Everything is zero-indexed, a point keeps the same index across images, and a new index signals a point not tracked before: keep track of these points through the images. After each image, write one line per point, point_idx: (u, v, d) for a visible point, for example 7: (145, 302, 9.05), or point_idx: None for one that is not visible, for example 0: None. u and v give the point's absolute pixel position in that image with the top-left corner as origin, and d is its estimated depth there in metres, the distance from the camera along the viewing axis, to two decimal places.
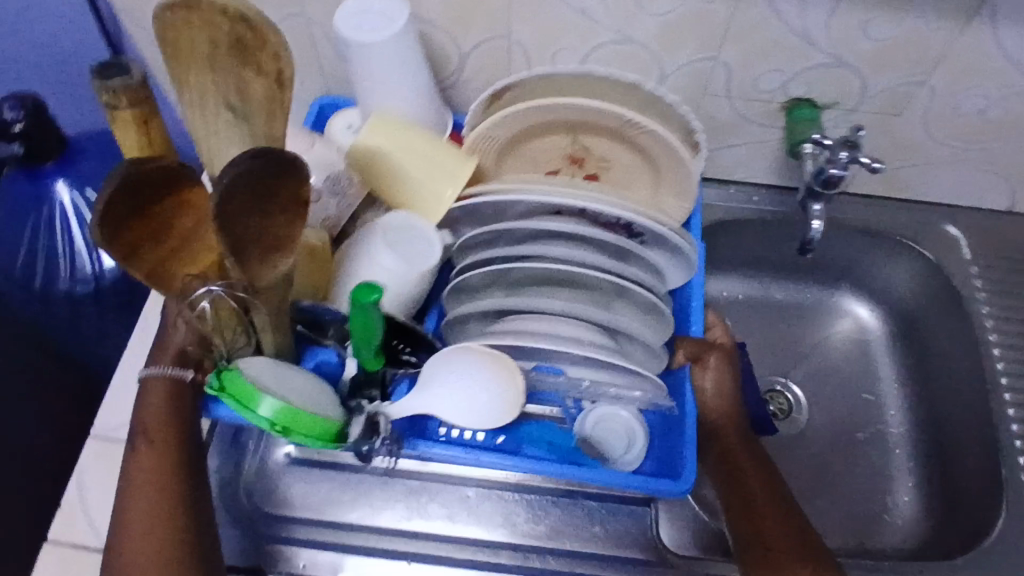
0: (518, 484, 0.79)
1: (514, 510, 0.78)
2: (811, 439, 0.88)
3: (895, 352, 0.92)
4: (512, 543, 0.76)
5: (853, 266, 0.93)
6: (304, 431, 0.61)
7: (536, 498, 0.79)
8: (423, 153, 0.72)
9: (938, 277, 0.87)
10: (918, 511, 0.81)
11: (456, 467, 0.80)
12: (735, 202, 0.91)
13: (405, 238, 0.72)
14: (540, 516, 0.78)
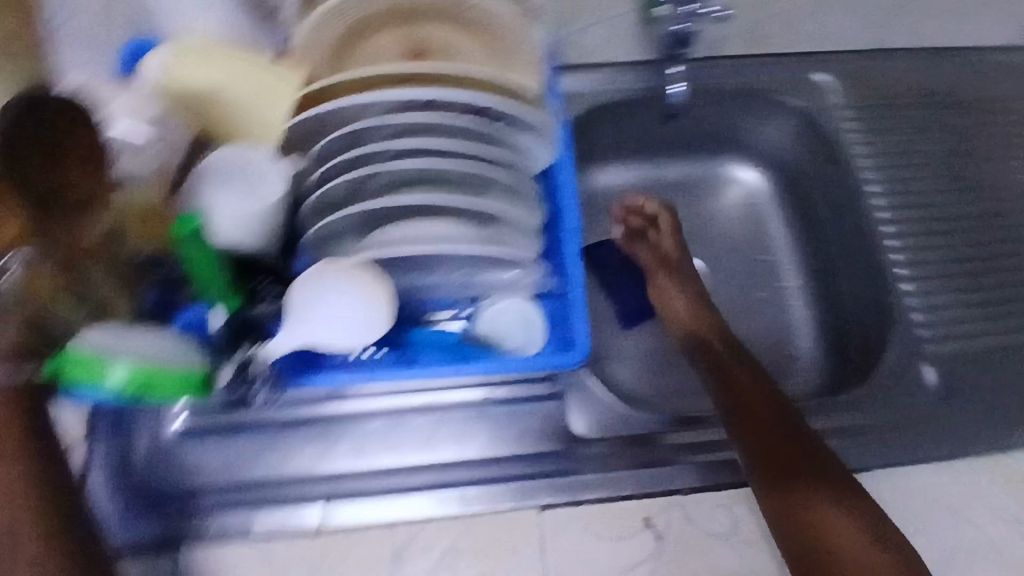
0: (427, 406, 0.68)
1: (428, 433, 0.67)
2: (712, 306, 0.90)
3: (783, 211, 0.94)
4: (430, 465, 0.65)
5: (736, 130, 0.91)
6: (169, 390, 0.49)
7: (450, 415, 0.68)
8: (233, 67, 0.58)
9: (813, 126, 0.86)
10: (819, 357, 0.85)
11: (359, 401, 0.68)
12: (611, 84, 0.82)
13: (239, 174, 0.56)
14: (456, 431, 0.67)
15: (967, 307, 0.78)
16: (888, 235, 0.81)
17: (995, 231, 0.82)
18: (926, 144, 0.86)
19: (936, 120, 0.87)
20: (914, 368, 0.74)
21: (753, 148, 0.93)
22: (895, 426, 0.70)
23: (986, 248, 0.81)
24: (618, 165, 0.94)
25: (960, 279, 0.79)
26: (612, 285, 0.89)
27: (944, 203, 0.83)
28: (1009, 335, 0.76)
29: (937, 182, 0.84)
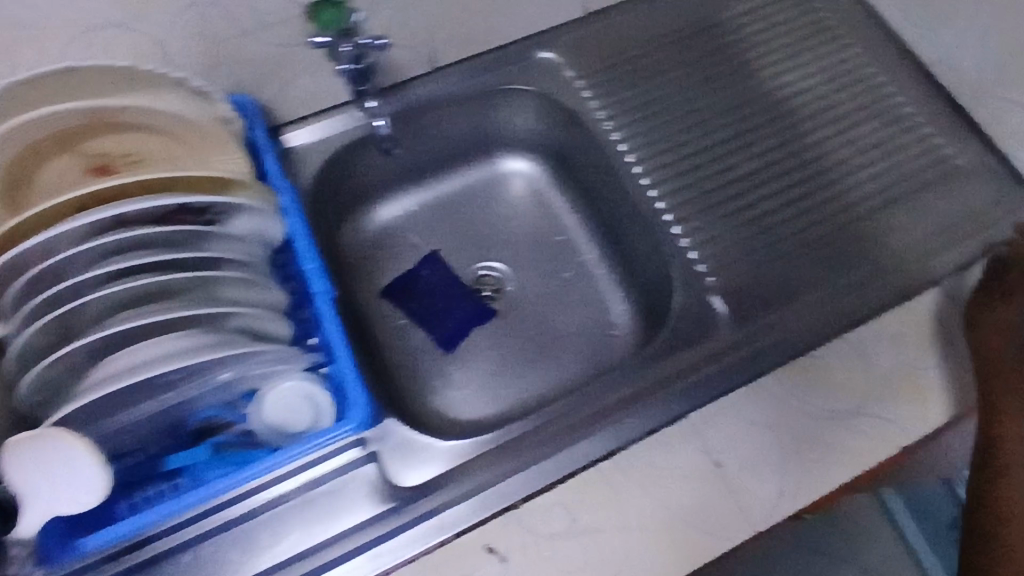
0: (245, 514, 0.65)
1: (253, 541, 0.64)
2: (524, 304, 0.90)
3: (563, 190, 0.94)
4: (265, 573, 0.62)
5: (489, 129, 0.91)
6: None
7: (271, 515, 0.65)
8: None
9: (551, 103, 0.87)
10: (633, 317, 0.87)
11: (170, 537, 0.63)
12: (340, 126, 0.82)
13: None
14: (281, 530, 0.65)
15: (736, 231, 0.80)
16: (649, 187, 0.82)
17: (745, 149, 0.85)
18: (662, 89, 0.88)
19: (663, 62, 0.90)
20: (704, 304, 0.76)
21: (512, 140, 0.94)
22: (700, 366, 0.73)
23: (741, 168, 0.84)
24: (394, 197, 0.92)
25: (725, 205, 0.81)
26: (423, 314, 0.88)
27: (692, 138, 0.85)
28: (779, 245, 0.79)
29: (681, 120, 0.86)
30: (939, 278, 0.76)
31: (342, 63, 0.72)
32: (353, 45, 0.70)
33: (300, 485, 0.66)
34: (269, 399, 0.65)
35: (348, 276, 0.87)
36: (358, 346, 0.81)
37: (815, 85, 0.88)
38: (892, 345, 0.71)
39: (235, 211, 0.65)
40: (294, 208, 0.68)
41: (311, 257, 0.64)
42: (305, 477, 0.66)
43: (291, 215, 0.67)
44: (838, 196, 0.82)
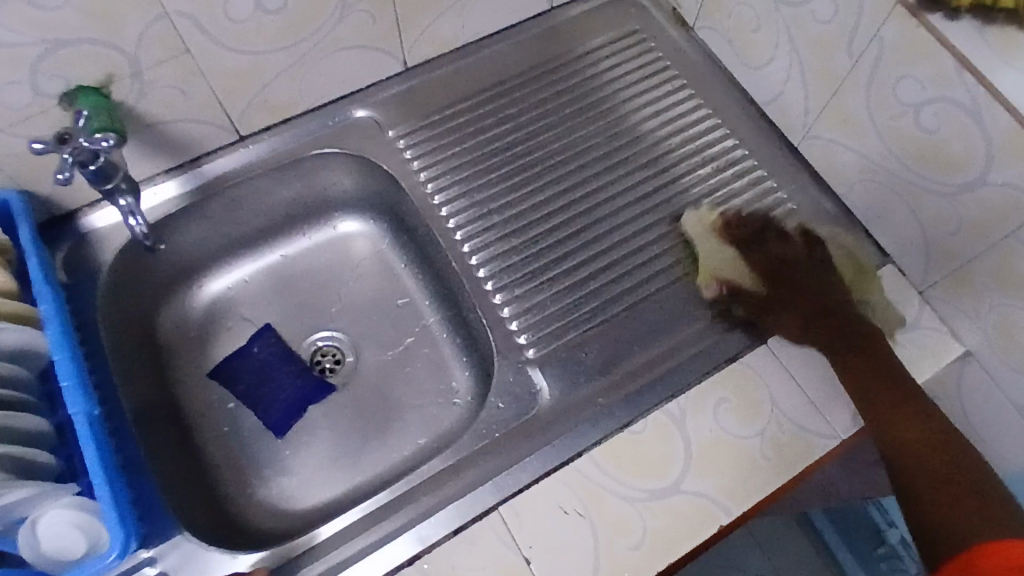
0: None
1: None
2: (362, 375, 0.85)
3: (402, 250, 0.90)
4: None
5: (315, 192, 0.88)
6: None
7: None
8: None
9: (369, 165, 0.84)
10: (473, 385, 0.83)
11: None
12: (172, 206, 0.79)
13: None
14: None
15: (563, 296, 0.77)
16: (471, 254, 0.79)
17: (577, 202, 0.82)
18: (493, 143, 0.84)
19: (493, 111, 0.86)
20: (524, 377, 0.73)
21: (344, 201, 0.90)
22: (515, 448, 0.69)
23: (572, 223, 0.80)
24: (221, 270, 0.88)
25: (553, 267, 0.78)
26: (252, 396, 0.83)
27: (520, 195, 0.82)
28: (608, 306, 0.76)
29: (511, 175, 0.83)
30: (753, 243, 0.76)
31: (67, 174, 0.60)
32: (74, 149, 0.61)
33: None
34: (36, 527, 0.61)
35: (169, 361, 0.82)
36: (171, 442, 0.76)
37: (651, 127, 0.85)
38: (713, 414, 0.68)
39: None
40: (56, 316, 0.64)
41: (65, 373, 0.62)
42: None
43: (50, 323, 0.64)
44: (673, 249, 0.79)
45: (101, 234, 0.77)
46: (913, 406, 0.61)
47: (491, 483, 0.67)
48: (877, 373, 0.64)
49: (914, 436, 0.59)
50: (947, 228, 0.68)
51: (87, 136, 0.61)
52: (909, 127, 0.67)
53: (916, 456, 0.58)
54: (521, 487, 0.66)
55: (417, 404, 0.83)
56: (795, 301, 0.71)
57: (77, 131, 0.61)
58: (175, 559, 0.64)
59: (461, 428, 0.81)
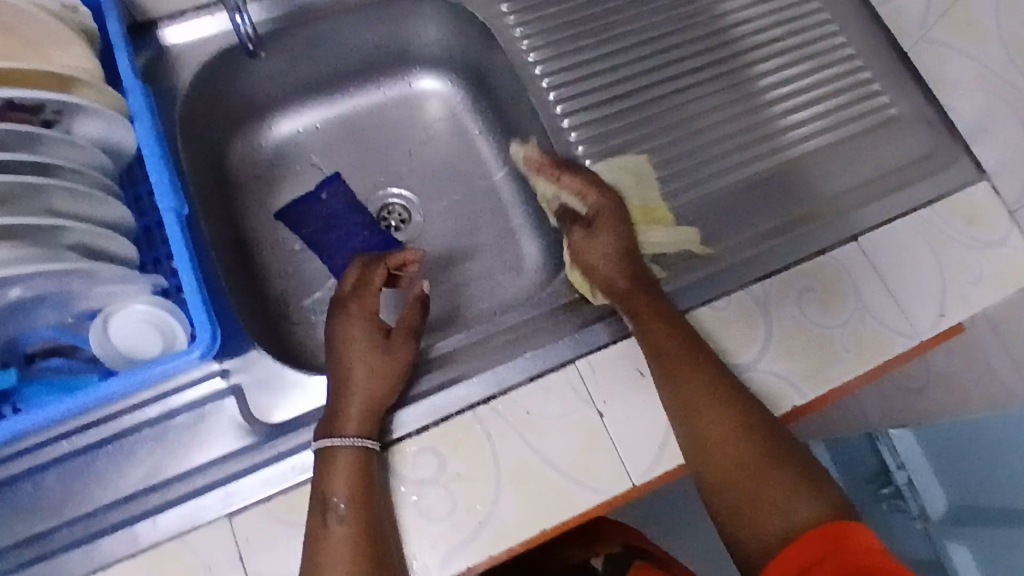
0: (100, 440, 0.61)
1: (103, 469, 0.60)
2: (429, 233, 0.84)
3: (480, 115, 0.87)
4: (118, 500, 0.59)
5: (398, 39, 0.84)
6: None
7: (123, 442, 0.61)
8: None
9: (462, 15, 0.80)
10: (543, 254, 0.82)
11: (22, 457, 0.60)
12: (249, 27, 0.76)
13: None
14: (134, 458, 0.61)
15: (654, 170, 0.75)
16: (561, 117, 0.77)
17: (673, 81, 0.79)
18: (592, 11, 0.81)
19: None
20: None
21: (426, 55, 0.87)
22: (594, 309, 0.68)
23: (664, 101, 0.78)
24: (295, 110, 0.85)
25: (642, 143, 0.76)
26: (319, 242, 0.81)
27: (614, 65, 0.79)
28: (698, 186, 0.74)
29: (607, 45, 0.80)
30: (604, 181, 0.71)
31: None
32: None
33: (157, 411, 0.62)
34: (116, 318, 0.59)
35: (238, 192, 0.81)
36: (238, 270, 0.75)
37: (756, 15, 0.82)
38: (798, 302, 0.67)
39: (76, 116, 0.59)
40: (146, 110, 0.62)
41: (156, 168, 0.60)
42: (162, 401, 0.62)
43: (141, 119, 0.61)
44: (768, 138, 0.77)
45: (185, 47, 0.75)
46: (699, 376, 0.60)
47: (570, 339, 0.66)
48: (655, 323, 0.63)
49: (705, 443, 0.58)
50: None
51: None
52: None
53: (724, 455, 0.57)
54: (601, 345, 0.65)
55: (484, 270, 0.82)
56: (623, 250, 0.68)
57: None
58: (249, 375, 0.64)
59: (528, 294, 0.80)
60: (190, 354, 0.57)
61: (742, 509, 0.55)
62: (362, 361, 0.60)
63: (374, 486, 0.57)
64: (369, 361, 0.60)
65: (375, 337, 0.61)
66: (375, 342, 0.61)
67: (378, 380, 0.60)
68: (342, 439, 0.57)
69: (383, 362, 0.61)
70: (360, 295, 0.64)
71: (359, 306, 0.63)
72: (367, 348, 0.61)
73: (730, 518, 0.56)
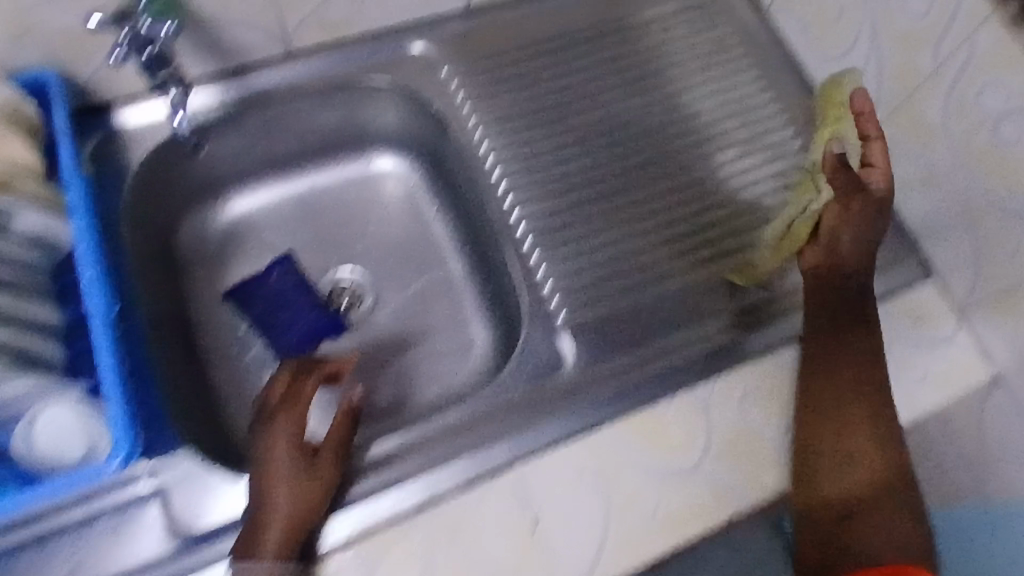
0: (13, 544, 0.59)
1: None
2: (379, 316, 0.84)
3: (436, 196, 0.87)
4: None
5: (356, 122, 0.84)
6: None
7: (38, 546, 0.59)
8: None
9: (416, 102, 0.81)
10: (491, 341, 0.81)
11: None
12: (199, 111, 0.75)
13: None
14: (47, 564, 0.59)
15: (607, 265, 0.75)
16: (512, 208, 0.77)
17: (627, 173, 0.79)
18: (547, 100, 0.82)
19: (552, 66, 0.83)
20: (551, 341, 0.70)
21: (384, 136, 0.87)
22: (533, 410, 0.67)
23: (618, 194, 0.78)
24: (249, 189, 0.85)
25: (594, 237, 0.76)
26: (266, 324, 0.80)
27: (569, 156, 0.80)
28: (653, 282, 0.74)
29: (562, 136, 0.80)
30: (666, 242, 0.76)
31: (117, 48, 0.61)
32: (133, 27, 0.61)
33: (75, 514, 0.60)
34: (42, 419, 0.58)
35: (185, 273, 0.80)
36: (180, 355, 0.74)
37: (710, 108, 0.83)
38: (739, 406, 0.66)
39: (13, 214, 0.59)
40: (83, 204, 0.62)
41: (90, 266, 0.60)
42: (80, 504, 0.60)
43: (78, 215, 0.61)
44: (720, 234, 0.77)
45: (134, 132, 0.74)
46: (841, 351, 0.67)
47: (508, 441, 0.65)
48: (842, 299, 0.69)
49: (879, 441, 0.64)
50: (1007, 251, 0.66)
51: (148, 19, 0.61)
52: (985, 140, 0.65)
53: (837, 445, 0.64)
54: (538, 448, 0.64)
55: (434, 354, 0.81)
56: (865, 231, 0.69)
57: (139, 14, 0.61)
58: (174, 476, 0.62)
59: (475, 383, 0.79)
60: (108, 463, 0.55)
61: (820, 472, 0.62)
62: (286, 482, 0.59)
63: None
64: (294, 482, 0.59)
65: (301, 456, 0.60)
66: (303, 461, 0.60)
67: (301, 501, 0.58)
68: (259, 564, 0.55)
69: (306, 485, 0.59)
70: (290, 408, 0.62)
71: (289, 419, 0.62)
72: (293, 468, 0.59)
73: (798, 482, 0.63)
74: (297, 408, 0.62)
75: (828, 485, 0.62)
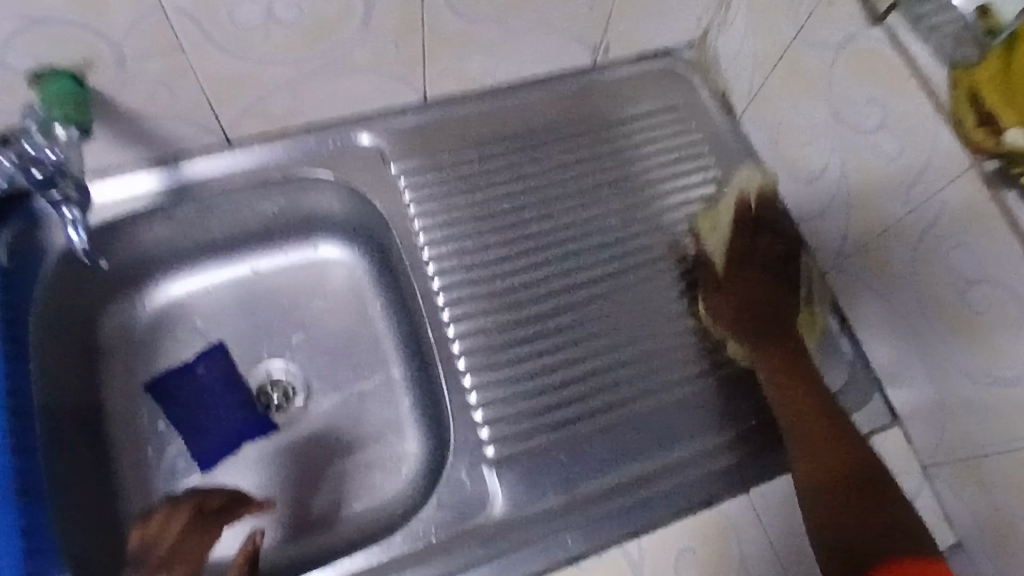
0: None
1: None
2: (310, 417, 0.78)
3: (380, 290, 0.83)
4: None
5: (298, 209, 0.80)
6: None
7: None
8: None
9: (360, 197, 0.77)
10: (423, 455, 0.76)
11: None
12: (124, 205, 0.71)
13: None
14: None
15: (550, 391, 0.70)
16: (450, 321, 0.72)
17: (580, 289, 0.75)
18: (502, 203, 0.77)
19: (510, 166, 0.79)
20: (478, 478, 0.65)
21: (329, 225, 0.83)
22: (447, 557, 0.61)
23: (569, 311, 0.74)
24: (183, 275, 0.80)
25: (541, 358, 0.71)
26: (188, 421, 0.76)
27: (521, 265, 0.75)
28: (602, 411, 0.69)
29: (515, 244, 0.76)
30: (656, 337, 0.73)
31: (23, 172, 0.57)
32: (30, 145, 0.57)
33: None
34: None
35: (102, 364, 0.75)
36: (81, 461, 0.69)
37: (677, 221, 0.79)
38: (675, 567, 0.60)
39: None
40: None
41: None
42: None
43: None
44: (677, 360, 0.73)
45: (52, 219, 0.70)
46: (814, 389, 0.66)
47: None
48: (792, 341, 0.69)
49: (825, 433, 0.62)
50: (974, 414, 0.61)
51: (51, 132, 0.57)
52: (954, 297, 0.60)
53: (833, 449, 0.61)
54: None
55: (363, 464, 0.76)
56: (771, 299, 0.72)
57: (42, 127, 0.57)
58: None
59: (401, 501, 0.74)
60: None
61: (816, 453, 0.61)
62: None
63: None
64: None
65: None
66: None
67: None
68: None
69: None
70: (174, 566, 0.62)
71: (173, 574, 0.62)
72: None
73: (813, 472, 0.61)
74: (187, 560, 0.63)
75: (824, 460, 0.61)
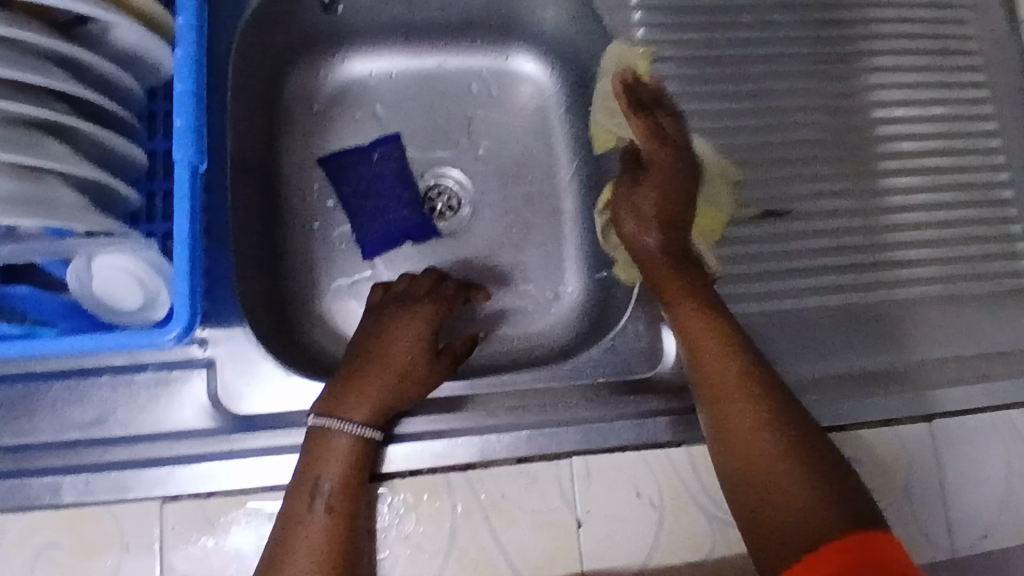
0: (69, 370, 0.58)
1: (69, 403, 0.57)
2: (472, 235, 0.75)
3: (570, 116, 0.77)
4: (70, 441, 0.57)
5: (509, 6, 0.74)
6: None
7: (92, 381, 0.58)
8: None
9: (582, 8, 0.71)
10: (582, 298, 0.73)
11: None
12: None
13: None
14: (97, 400, 0.58)
15: (747, 263, 0.65)
16: None
17: (791, 164, 0.69)
18: (730, 52, 0.70)
19: (751, 14, 0.71)
20: (654, 333, 0.62)
21: (532, 35, 0.76)
22: (610, 401, 0.60)
23: (778, 186, 0.68)
24: (375, 51, 0.76)
25: (742, 226, 0.66)
26: (355, 203, 0.73)
27: (740, 125, 0.69)
28: (791, 297, 0.65)
29: (739, 99, 0.69)
30: (861, 231, 0.68)
31: None
32: None
33: (135, 360, 0.58)
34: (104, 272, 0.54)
35: (285, 124, 0.73)
36: (259, 216, 0.69)
37: (910, 118, 0.71)
38: None
39: (109, 24, 0.51)
40: (192, 5, 0.53)
41: (181, 76, 0.52)
42: (141, 355, 0.58)
43: (185, 12, 0.53)
44: (876, 263, 0.67)
45: None
46: (711, 346, 0.53)
47: (579, 427, 0.58)
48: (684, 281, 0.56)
49: (728, 397, 0.51)
50: None
51: None
52: None
53: (747, 420, 0.50)
54: (606, 447, 0.58)
55: (521, 293, 0.74)
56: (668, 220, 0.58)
57: None
58: (227, 350, 0.59)
59: (556, 337, 0.72)
60: (165, 333, 0.50)
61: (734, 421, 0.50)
62: (397, 368, 0.55)
63: (362, 501, 0.52)
64: (412, 369, 0.56)
65: (428, 352, 0.57)
66: (425, 357, 0.57)
67: (400, 390, 0.55)
68: (345, 424, 0.52)
69: (418, 373, 0.56)
70: (427, 305, 0.60)
71: (431, 309, 0.59)
72: (416, 359, 0.56)
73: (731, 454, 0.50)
74: (445, 306, 0.61)
75: (742, 431, 0.50)
